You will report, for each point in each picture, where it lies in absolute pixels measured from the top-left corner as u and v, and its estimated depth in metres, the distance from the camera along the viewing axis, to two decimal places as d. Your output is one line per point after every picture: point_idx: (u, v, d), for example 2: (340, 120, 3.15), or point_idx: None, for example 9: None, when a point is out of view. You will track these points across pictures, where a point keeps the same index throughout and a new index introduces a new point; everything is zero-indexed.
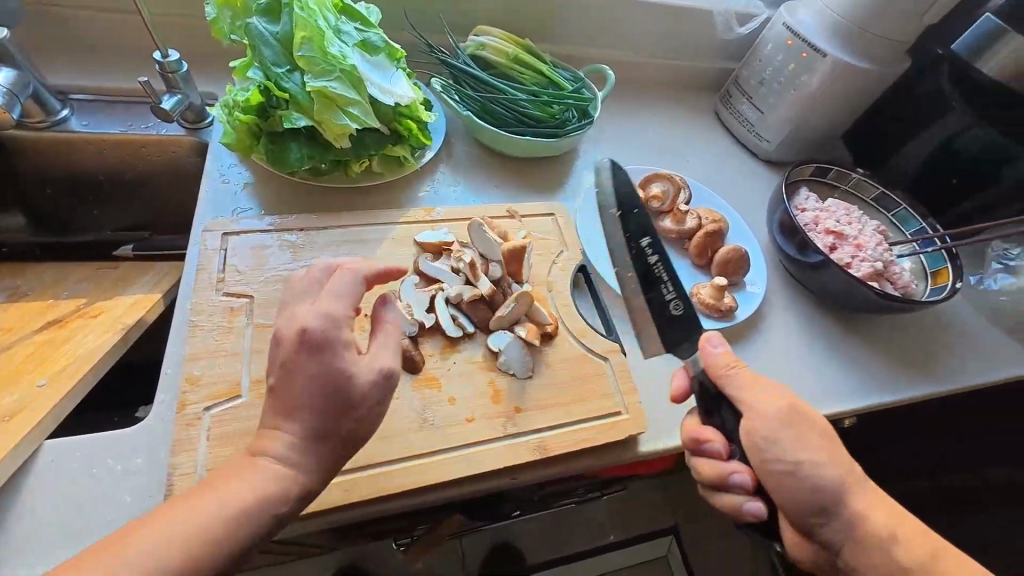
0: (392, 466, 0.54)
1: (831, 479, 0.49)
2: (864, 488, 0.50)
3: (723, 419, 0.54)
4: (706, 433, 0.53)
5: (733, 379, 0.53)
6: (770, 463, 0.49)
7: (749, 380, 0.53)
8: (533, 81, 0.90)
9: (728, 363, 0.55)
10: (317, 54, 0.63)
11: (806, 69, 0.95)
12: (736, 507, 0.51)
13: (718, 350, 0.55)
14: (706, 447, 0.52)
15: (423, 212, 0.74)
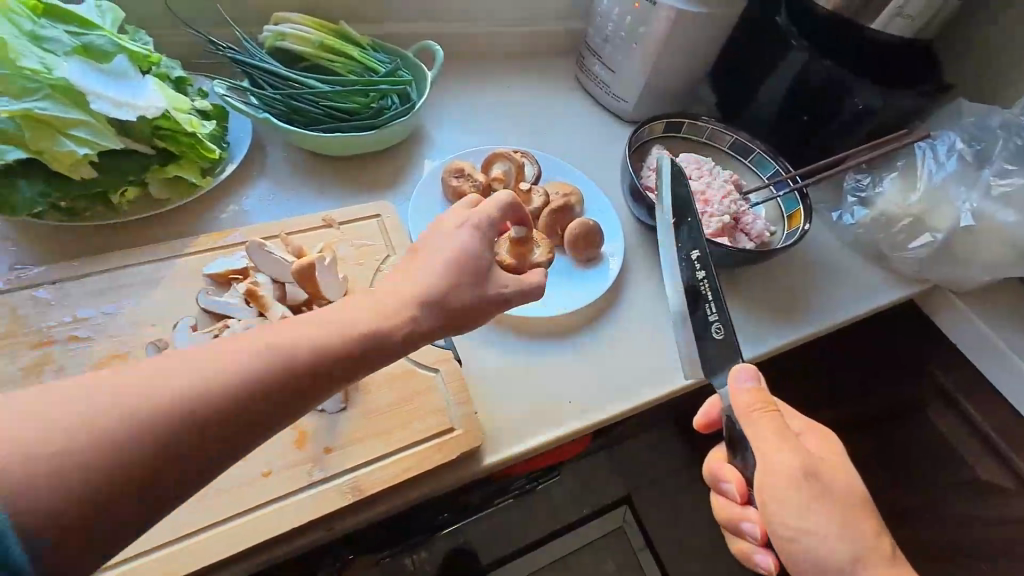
0: (171, 547, 0.47)
1: (839, 552, 0.46)
2: (878, 559, 0.47)
3: (744, 461, 0.52)
4: (727, 479, 0.53)
5: (756, 423, 0.50)
6: (775, 530, 0.47)
7: (766, 423, 0.50)
8: (346, 68, 0.80)
9: (753, 402, 0.50)
10: (8, 69, 0.51)
11: (643, 21, 0.90)
12: (750, 554, 0.54)
13: (745, 388, 0.51)
14: (724, 486, 0.54)
15: (214, 238, 0.64)
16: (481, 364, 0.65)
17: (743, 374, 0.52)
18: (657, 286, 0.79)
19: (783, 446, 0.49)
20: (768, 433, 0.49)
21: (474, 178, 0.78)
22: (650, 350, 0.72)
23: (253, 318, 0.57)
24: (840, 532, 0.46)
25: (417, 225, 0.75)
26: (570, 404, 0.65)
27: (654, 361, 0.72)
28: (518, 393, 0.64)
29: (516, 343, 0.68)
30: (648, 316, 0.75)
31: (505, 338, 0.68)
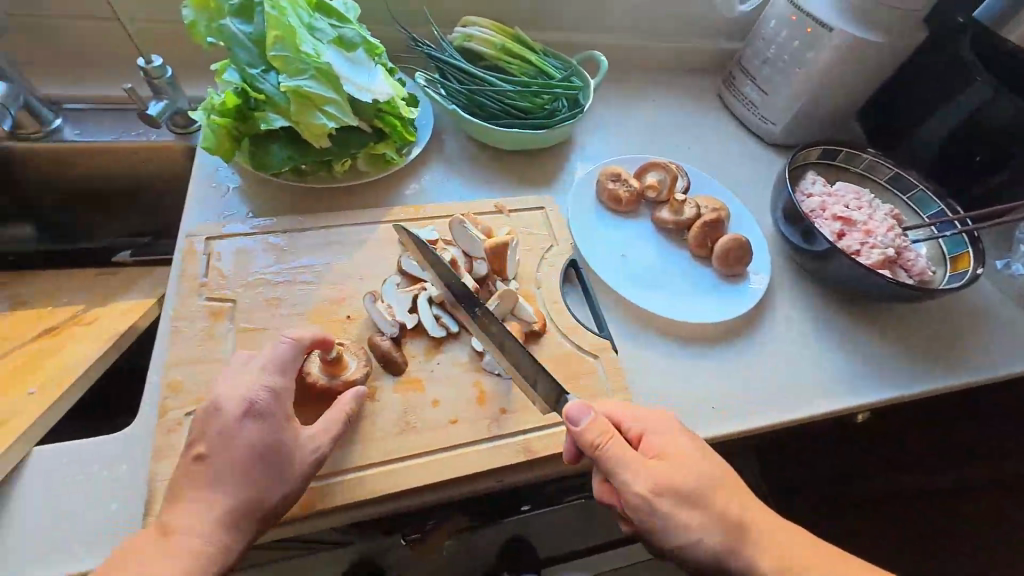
0: (372, 470, 0.53)
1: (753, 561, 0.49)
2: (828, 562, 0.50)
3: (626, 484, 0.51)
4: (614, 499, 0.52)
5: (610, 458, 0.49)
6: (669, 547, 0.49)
7: (617, 452, 0.49)
8: (522, 71, 0.88)
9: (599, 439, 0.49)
10: (291, 53, 0.62)
11: (812, 46, 0.89)
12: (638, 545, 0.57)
13: (583, 426, 0.49)
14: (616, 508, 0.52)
15: (408, 210, 0.72)
16: (632, 358, 0.70)
17: (576, 414, 0.49)
18: (798, 309, 0.79)
19: (630, 472, 0.48)
20: (627, 461, 0.48)
21: (630, 184, 0.82)
22: (791, 371, 0.73)
23: (445, 284, 0.64)
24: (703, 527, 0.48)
25: (575, 221, 0.80)
26: (714, 409, 0.67)
27: (795, 384, 0.72)
28: (665, 391, 0.68)
29: (664, 345, 0.72)
30: (790, 338, 0.76)
31: (649, 338, 0.72)
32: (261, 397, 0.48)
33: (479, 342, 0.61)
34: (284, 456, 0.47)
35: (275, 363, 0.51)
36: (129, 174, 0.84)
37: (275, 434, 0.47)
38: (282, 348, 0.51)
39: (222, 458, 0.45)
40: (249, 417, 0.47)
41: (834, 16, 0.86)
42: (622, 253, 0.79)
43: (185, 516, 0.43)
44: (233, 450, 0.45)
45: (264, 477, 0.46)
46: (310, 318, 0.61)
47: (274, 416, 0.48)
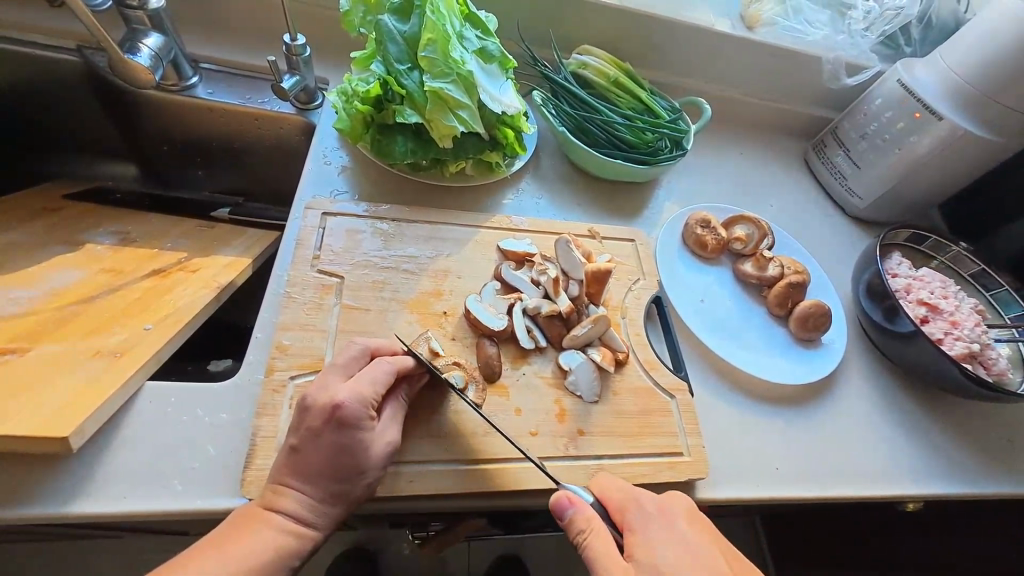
0: (451, 466, 0.54)
1: None
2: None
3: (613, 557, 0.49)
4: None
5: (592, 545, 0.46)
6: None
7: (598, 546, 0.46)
8: (630, 106, 0.90)
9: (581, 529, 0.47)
10: (439, 56, 0.65)
11: (916, 130, 0.91)
12: None
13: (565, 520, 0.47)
14: None
15: (508, 220, 0.75)
16: (703, 404, 0.71)
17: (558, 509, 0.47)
18: (868, 385, 0.79)
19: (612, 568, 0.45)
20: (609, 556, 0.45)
21: (719, 232, 0.83)
22: (856, 447, 0.73)
23: (541, 298, 0.66)
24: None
25: (662, 259, 0.81)
26: (779, 471, 0.67)
27: (859, 461, 0.72)
28: (732, 443, 0.68)
29: (733, 399, 0.72)
30: (856, 413, 0.76)
31: (719, 388, 0.73)
32: (346, 402, 0.47)
33: (566, 361, 0.63)
34: (358, 459, 0.47)
35: (365, 374, 0.50)
36: (243, 137, 0.89)
37: (354, 439, 0.47)
38: (372, 366, 0.51)
39: (311, 455, 0.46)
40: (332, 422, 0.47)
41: (943, 106, 0.87)
42: (702, 299, 0.80)
43: (289, 497, 0.46)
44: (321, 445, 0.46)
45: (342, 475, 0.47)
46: (410, 306, 0.63)
47: (358, 424, 0.47)
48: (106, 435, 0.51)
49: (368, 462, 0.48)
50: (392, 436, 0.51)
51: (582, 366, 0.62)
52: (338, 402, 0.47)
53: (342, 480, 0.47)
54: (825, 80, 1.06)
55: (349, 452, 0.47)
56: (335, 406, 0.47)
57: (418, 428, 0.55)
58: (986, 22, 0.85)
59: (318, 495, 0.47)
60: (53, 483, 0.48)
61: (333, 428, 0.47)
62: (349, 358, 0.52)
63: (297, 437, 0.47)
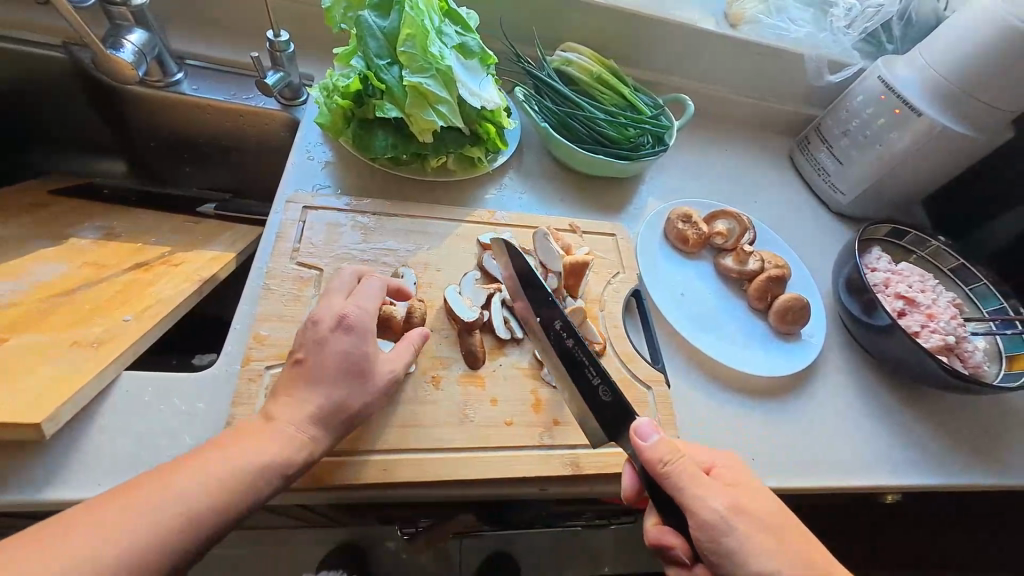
0: (426, 455, 0.55)
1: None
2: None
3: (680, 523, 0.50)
4: (671, 538, 0.50)
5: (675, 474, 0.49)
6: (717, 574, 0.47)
7: (682, 475, 0.48)
8: (613, 102, 0.91)
9: (664, 456, 0.49)
10: (418, 51, 0.66)
11: (896, 126, 0.92)
12: None
13: (651, 444, 0.50)
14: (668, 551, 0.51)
15: (488, 214, 0.76)
16: (680, 397, 0.71)
17: (643, 430, 0.50)
18: (847, 379, 0.80)
19: (695, 496, 0.47)
20: (685, 483, 0.48)
21: (700, 228, 0.84)
22: (834, 440, 0.73)
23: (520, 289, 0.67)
24: (770, 569, 0.45)
25: (643, 254, 0.82)
26: (754, 462, 0.68)
27: (836, 452, 0.72)
28: (709, 435, 0.69)
29: (712, 391, 0.73)
30: (834, 406, 0.77)
31: (699, 381, 0.74)
32: (353, 311, 0.52)
33: (541, 352, 0.63)
34: (364, 368, 0.51)
35: (366, 293, 0.55)
36: (229, 132, 0.89)
37: (362, 345, 0.51)
38: (367, 284, 0.56)
39: (320, 362, 0.50)
40: (341, 328, 0.51)
41: (922, 103, 0.88)
42: (682, 293, 0.81)
43: (298, 408, 0.48)
44: (327, 351, 0.50)
45: (352, 380, 0.50)
46: None
47: (364, 333, 0.52)
48: (83, 424, 0.51)
49: (375, 380, 0.51)
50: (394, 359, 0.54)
51: None
52: (347, 312, 0.52)
53: (351, 388, 0.50)
54: (809, 77, 1.07)
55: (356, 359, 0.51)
56: (345, 313, 0.52)
57: (394, 417, 0.56)
58: (963, 19, 0.86)
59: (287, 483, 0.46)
60: (28, 470, 0.48)
61: (341, 334, 0.51)
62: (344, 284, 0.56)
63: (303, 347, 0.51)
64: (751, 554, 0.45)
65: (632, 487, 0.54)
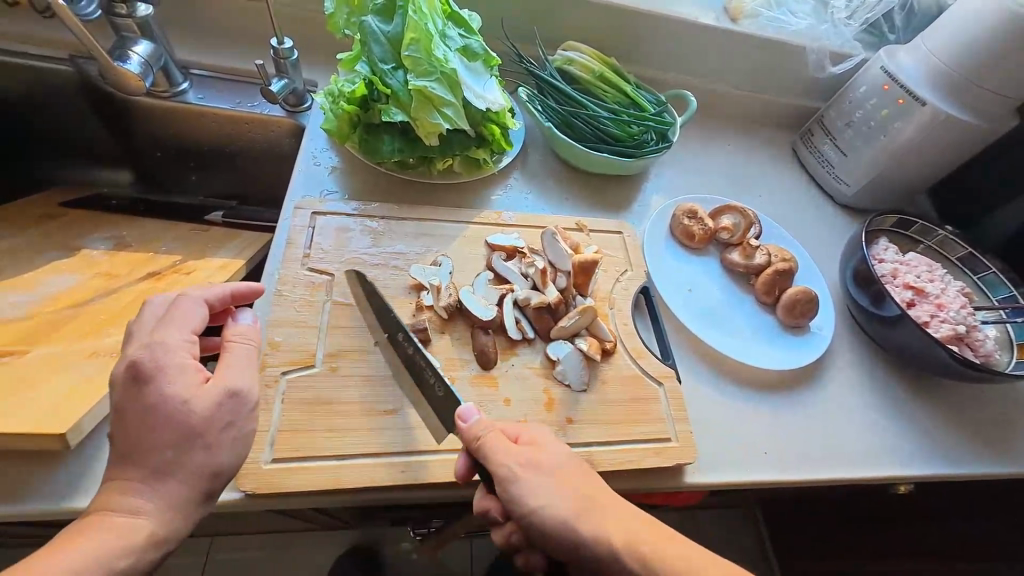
0: (442, 455, 0.55)
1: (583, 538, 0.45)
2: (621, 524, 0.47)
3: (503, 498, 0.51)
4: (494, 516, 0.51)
5: (488, 450, 0.48)
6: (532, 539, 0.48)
7: (493, 450, 0.48)
8: (615, 100, 0.91)
9: (483, 431, 0.49)
10: (423, 55, 0.67)
11: (900, 116, 0.91)
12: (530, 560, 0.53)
13: (469, 426, 0.50)
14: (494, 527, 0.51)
15: (496, 215, 0.76)
16: (690, 391, 0.71)
17: (465, 414, 0.50)
18: (857, 371, 0.80)
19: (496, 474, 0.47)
20: (495, 459, 0.48)
21: (705, 223, 0.84)
22: (848, 431, 0.74)
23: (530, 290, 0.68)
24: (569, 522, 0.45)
25: (649, 250, 0.82)
26: (767, 455, 0.68)
27: (848, 444, 0.73)
28: (721, 429, 0.69)
29: (722, 383, 0.73)
30: (845, 396, 0.77)
31: (712, 377, 0.73)
32: (144, 357, 0.44)
33: (554, 351, 0.64)
34: (175, 416, 0.43)
35: (178, 323, 0.47)
36: (234, 140, 0.90)
37: (158, 392, 0.43)
38: (183, 308, 0.48)
39: (128, 428, 0.42)
40: (133, 382, 0.43)
41: (926, 92, 0.88)
42: (689, 288, 0.81)
43: (125, 493, 0.41)
44: (130, 416, 0.42)
45: (170, 438, 0.42)
46: (403, 303, 0.65)
47: (162, 374, 0.44)
48: (103, 432, 0.52)
49: (194, 419, 0.43)
50: (234, 383, 0.46)
51: (570, 355, 0.63)
52: (137, 359, 0.43)
53: (170, 446, 0.42)
54: (811, 70, 1.06)
55: (161, 408, 0.43)
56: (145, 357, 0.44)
57: (409, 419, 0.56)
58: (967, 7, 0.85)
59: None
60: (52, 479, 0.49)
61: (133, 383, 0.43)
62: (153, 315, 0.48)
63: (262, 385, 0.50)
64: (549, 503, 0.46)
65: (464, 471, 0.51)
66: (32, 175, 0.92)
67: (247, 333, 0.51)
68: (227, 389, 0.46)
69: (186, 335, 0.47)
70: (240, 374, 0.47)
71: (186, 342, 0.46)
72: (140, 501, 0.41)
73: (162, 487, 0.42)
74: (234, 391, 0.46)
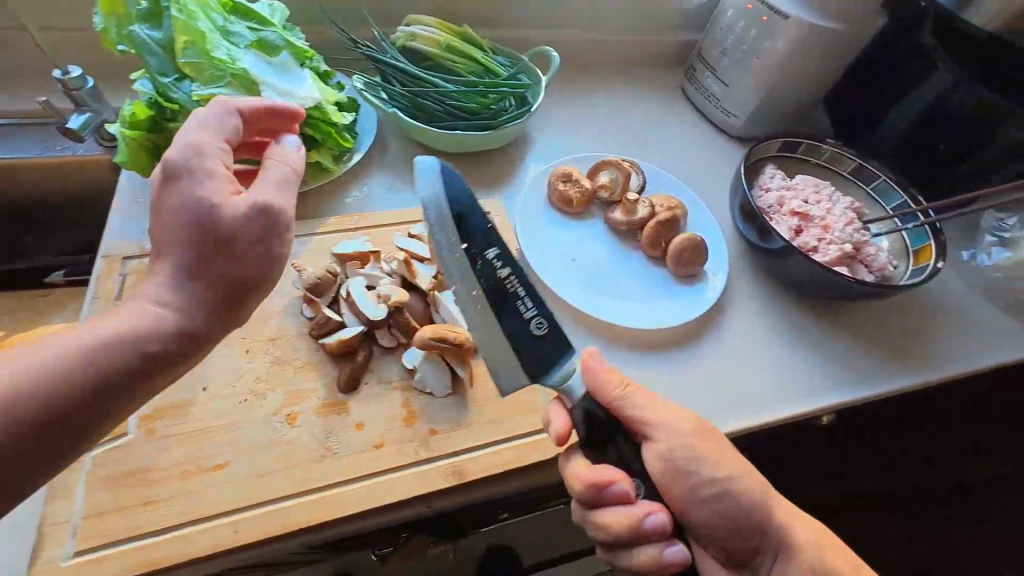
0: (285, 503, 0.49)
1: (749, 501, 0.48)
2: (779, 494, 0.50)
3: (618, 450, 0.50)
4: (607, 473, 0.47)
5: (627, 401, 0.49)
6: (696, 490, 0.47)
7: (642, 410, 0.49)
8: (467, 71, 0.84)
9: (619, 383, 0.50)
10: (202, 58, 0.59)
11: (768, 35, 0.87)
12: (657, 559, 0.46)
13: (605, 369, 0.51)
14: (610, 489, 0.47)
15: (344, 220, 0.69)
16: None
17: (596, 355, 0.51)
18: (758, 309, 0.76)
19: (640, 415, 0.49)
20: (642, 411, 0.49)
21: (581, 184, 0.79)
22: (754, 374, 0.70)
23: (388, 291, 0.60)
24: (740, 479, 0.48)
25: (524, 223, 0.76)
26: None
27: (753, 388, 0.69)
28: None
29: (612, 352, 0.69)
30: (748, 339, 0.73)
31: (603, 348, 0.69)
32: (175, 154, 0.43)
33: (407, 360, 0.58)
34: (206, 215, 0.42)
35: (212, 130, 0.46)
36: (56, 189, 0.80)
37: (199, 187, 0.43)
38: (223, 119, 0.47)
39: (168, 223, 0.42)
40: (168, 180, 0.43)
41: (786, 5, 0.83)
42: (572, 257, 0.75)
43: (150, 282, 0.42)
44: (168, 208, 0.43)
45: (201, 244, 0.42)
46: (233, 339, 0.58)
47: (199, 175, 0.43)
48: None
49: (225, 221, 0.42)
50: (271, 198, 0.45)
51: (427, 360, 0.57)
52: (170, 157, 0.43)
53: (198, 254, 0.42)
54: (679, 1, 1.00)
55: (200, 206, 0.42)
56: (188, 152, 0.43)
57: (244, 468, 0.50)
58: None
59: None
60: None
61: (171, 179, 0.43)
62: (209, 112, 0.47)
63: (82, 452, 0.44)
64: (721, 465, 0.48)
65: (563, 427, 0.51)
66: None
67: (288, 155, 0.50)
68: (262, 201, 0.44)
69: (219, 142, 0.45)
70: (282, 191, 0.46)
71: (219, 149, 0.45)
72: (160, 290, 0.41)
73: (184, 287, 0.42)
74: (275, 208, 0.45)
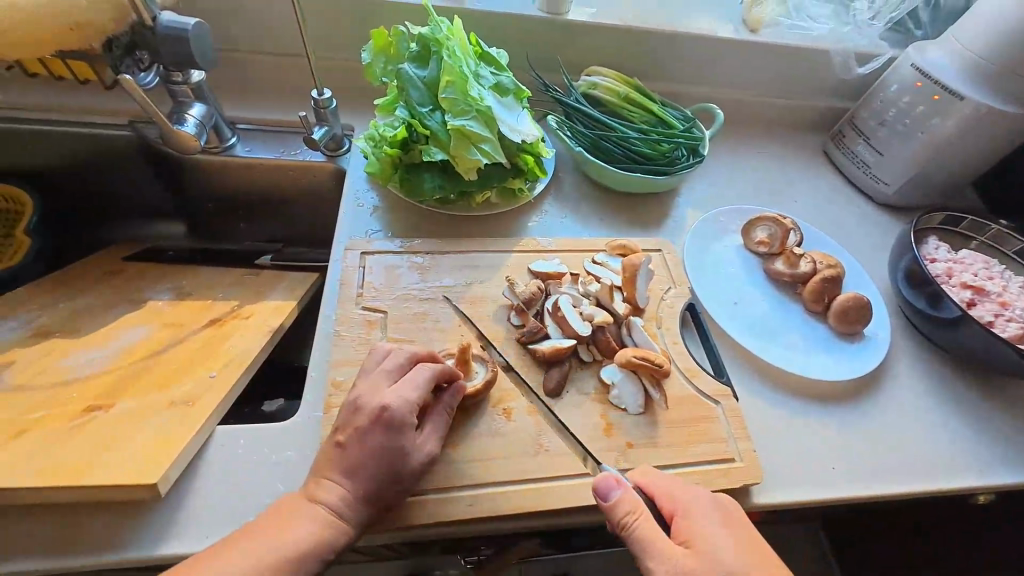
0: (506, 487, 0.55)
1: None
2: None
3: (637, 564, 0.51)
4: None
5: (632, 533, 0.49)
6: None
7: (641, 536, 0.49)
8: (643, 119, 0.92)
9: (623, 512, 0.50)
10: (458, 95, 0.69)
11: (938, 112, 0.89)
12: None
13: (610, 502, 0.50)
14: None
15: (535, 242, 0.77)
16: (748, 406, 0.70)
17: (603, 488, 0.51)
18: (919, 376, 0.77)
19: (652, 560, 0.48)
20: (645, 545, 0.48)
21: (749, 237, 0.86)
22: (917, 436, 0.71)
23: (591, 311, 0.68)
24: None
25: (689, 262, 0.82)
26: (836, 471, 0.66)
27: (919, 456, 0.69)
28: (784, 445, 0.67)
29: (779, 397, 0.71)
30: (912, 405, 0.74)
31: (769, 392, 0.72)
32: (392, 405, 0.51)
33: (607, 375, 0.64)
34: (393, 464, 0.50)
35: (412, 382, 0.53)
36: (279, 185, 0.94)
37: (398, 442, 0.51)
38: (414, 372, 0.54)
39: (353, 450, 0.50)
40: (380, 424, 0.50)
41: (961, 86, 0.86)
42: (735, 300, 0.80)
43: (330, 489, 0.49)
44: (363, 445, 0.50)
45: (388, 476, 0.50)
46: (453, 335, 0.66)
47: (402, 427, 0.51)
48: (188, 481, 0.55)
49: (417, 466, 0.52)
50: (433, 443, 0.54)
51: (624, 378, 0.63)
52: (388, 407, 0.51)
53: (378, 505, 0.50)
54: (837, 72, 1.06)
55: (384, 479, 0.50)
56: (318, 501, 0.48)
57: (470, 450, 0.57)
58: None
59: (354, 495, 0.49)
60: (145, 527, 0.52)
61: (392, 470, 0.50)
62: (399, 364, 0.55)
63: (348, 421, 0.52)
64: None
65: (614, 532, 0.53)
66: (102, 237, 0.98)
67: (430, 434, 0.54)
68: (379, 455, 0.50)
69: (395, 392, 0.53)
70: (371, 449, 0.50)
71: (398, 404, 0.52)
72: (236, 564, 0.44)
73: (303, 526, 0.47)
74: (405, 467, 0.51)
